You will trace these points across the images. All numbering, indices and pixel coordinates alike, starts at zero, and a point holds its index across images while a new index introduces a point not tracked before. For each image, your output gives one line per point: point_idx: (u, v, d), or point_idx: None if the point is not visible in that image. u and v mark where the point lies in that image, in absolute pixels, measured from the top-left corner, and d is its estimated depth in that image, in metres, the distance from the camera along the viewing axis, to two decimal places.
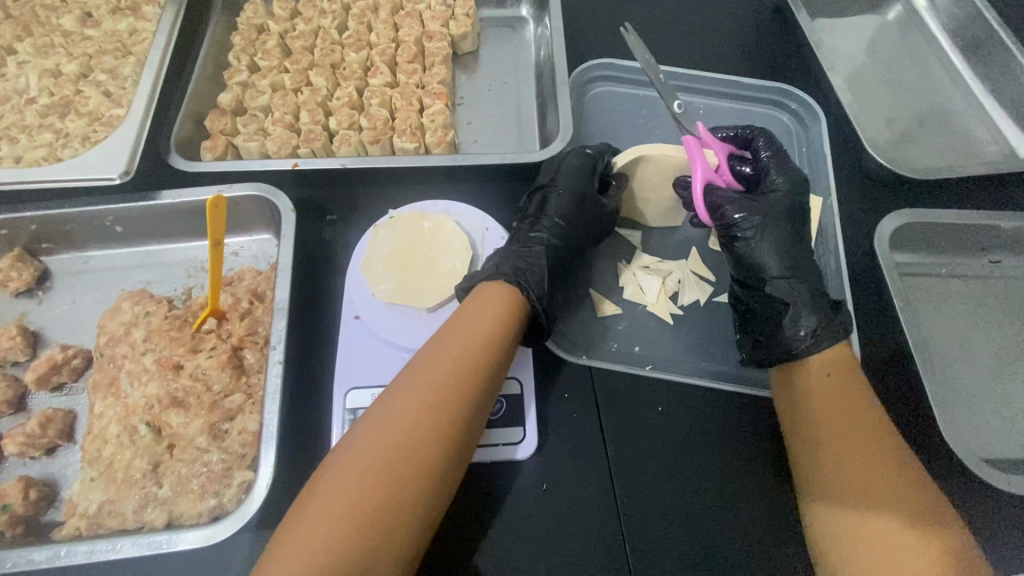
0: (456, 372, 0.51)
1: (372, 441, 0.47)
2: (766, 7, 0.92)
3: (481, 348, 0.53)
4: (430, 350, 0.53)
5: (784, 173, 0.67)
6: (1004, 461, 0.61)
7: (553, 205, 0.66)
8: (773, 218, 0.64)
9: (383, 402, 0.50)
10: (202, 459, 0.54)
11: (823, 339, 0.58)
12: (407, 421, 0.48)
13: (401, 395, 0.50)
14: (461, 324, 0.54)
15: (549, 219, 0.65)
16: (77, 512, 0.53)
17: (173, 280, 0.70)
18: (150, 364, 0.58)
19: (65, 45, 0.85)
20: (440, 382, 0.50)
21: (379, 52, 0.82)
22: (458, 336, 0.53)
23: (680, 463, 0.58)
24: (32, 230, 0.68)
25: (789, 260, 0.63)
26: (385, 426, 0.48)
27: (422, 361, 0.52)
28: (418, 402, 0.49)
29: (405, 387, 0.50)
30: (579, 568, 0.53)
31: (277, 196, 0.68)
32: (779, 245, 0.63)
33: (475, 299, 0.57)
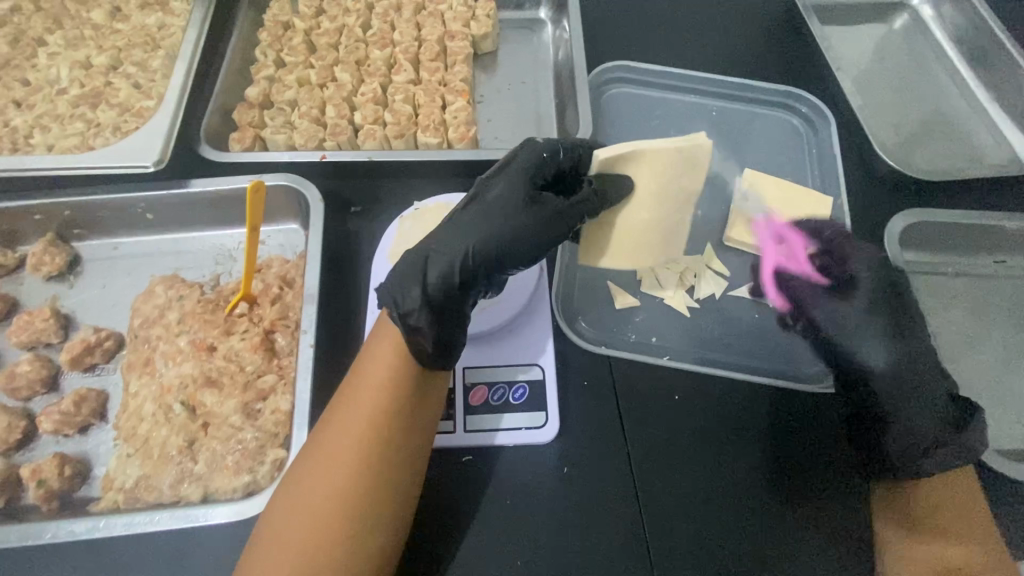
0: (362, 438, 0.49)
1: (294, 516, 0.48)
2: (777, 13, 0.94)
3: (386, 406, 0.50)
4: (338, 411, 0.51)
5: (846, 257, 0.66)
6: (1009, 451, 0.64)
7: (487, 204, 0.55)
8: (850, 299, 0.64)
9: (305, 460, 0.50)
10: (236, 437, 0.56)
11: (922, 429, 0.56)
12: (319, 498, 0.48)
13: (312, 467, 0.49)
14: (366, 383, 0.51)
15: (476, 221, 0.53)
16: (115, 486, 0.55)
17: (202, 267, 0.72)
18: (184, 346, 0.61)
19: (95, 38, 0.87)
20: (346, 452, 0.49)
21: (402, 51, 0.85)
22: (362, 397, 0.51)
23: (691, 456, 0.60)
24: (66, 215, 0.70)
25: (911, 342, 0.61)
26: (299, 503, 0.48)
27: (333, 422, 0.51)
28: (330, 476, 0.48)
29: (316, 459, 0.50)
30: (600, 548, 0.55)
31: (305, 187, 0.70)
32: (873, 330, 0.61)
33: (378, 350, 0.53)
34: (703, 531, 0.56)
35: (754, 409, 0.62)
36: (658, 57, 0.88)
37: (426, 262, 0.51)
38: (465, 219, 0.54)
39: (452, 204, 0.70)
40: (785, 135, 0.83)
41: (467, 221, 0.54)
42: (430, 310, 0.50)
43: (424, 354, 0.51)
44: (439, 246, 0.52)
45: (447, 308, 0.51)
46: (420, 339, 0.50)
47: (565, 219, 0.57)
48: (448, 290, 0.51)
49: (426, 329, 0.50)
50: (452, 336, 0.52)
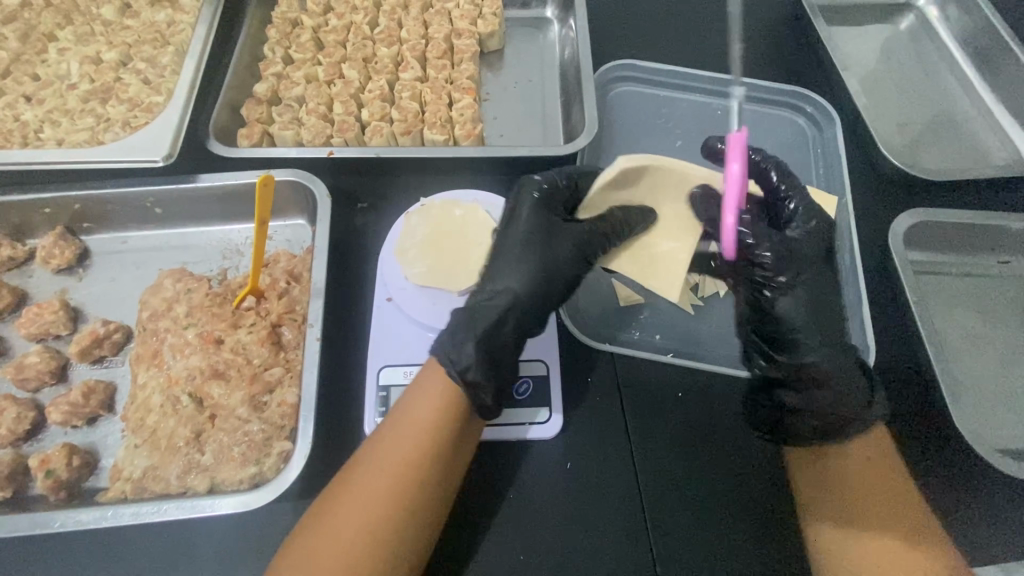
0: (401, 468, 0.50)
1: (329, 545, 0.47)
2: (782, 14, 0.95)
3: (425, 439, 0.51)
4: (372, 446, 0.52)
5: (824, 230, 0.63)
6: (1010, 451, 0.64)
7: (518, 248, 0.58)
8: (795, 257, 0.61)
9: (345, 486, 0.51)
10: (243, 428, 0.56)
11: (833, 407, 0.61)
12: (356, 526, 0.48)
13: (346, 499, 0.49)
14: (400, 420, 0.52)
15: (518, 271, 0.57)
16: (122, 477, 0.55)
17: (209, 261, 0.73)
18: (192, 338, 0.61)
19: (105, 34, 0.88)
20: (385, 485, 0.49)
21: (410, 49, 0.86)
22: (400, 433, 0.52)
23: (716, 470, 0.59)
24: (76, 209, 0.71)
25: (808, 301, 0.62)
26: (335, 532, 0.48)
27: (365, 458, 0.51)
28: (367, 508, 0.49)
29: (351, 490, 0.50)
30: (603, 543, 0.55)
31: (314, 183, 0.70)
32: (816, 297, 0.62)
33: (414, 392, 0.53)
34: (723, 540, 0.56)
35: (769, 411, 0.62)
36: (664, 57, 0.88)
37: (474, 316, 0.54)
38: (507, 270, 0.57)
39: (459, 200, 0.70)
40: (790, 136, 0.83)
41: (507, 273, 0.57)
42: (483, 362, 0.52)
43: (484, 407, 0.53)
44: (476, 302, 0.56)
45: (502, 353, 0.54)
46: (479, 395, 0.52)
47: (589, 238, 0.59)
48: (500, 338, 0.54)
49: (483, 382, 0.52)
50: (510, 377, 0.54)
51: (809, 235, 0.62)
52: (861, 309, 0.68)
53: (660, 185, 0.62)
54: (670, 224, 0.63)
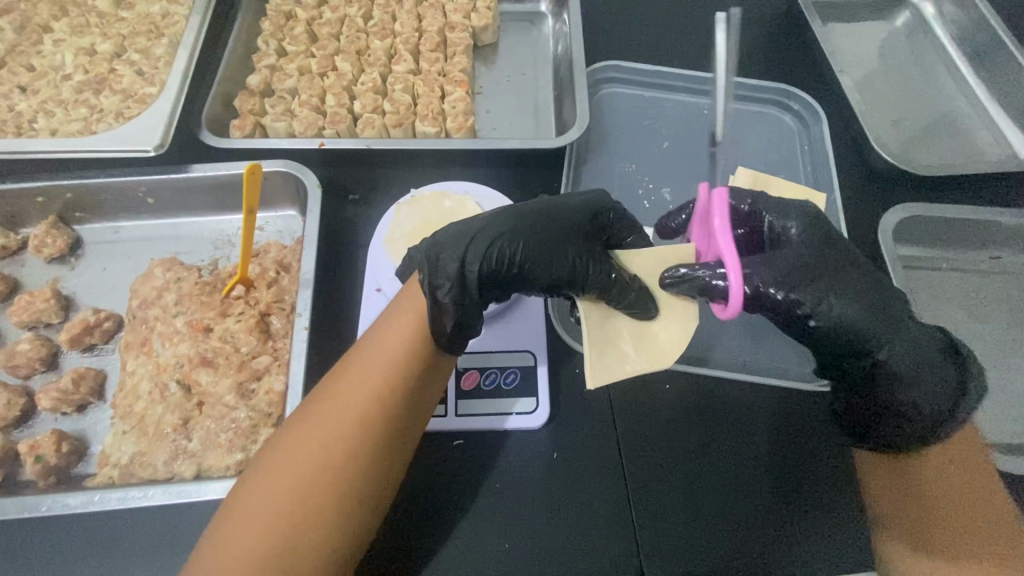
0: (363, 410, 0.50)
1: (267, 497, 0.47)
2: (776, 10, 0.95)
3: (363, 398, 0.50)
4: (316, 397, 0.51)
5: (795, 271, 0.53)
6: (998, 444, 0.64)
7: (546, 219, 0.53)
8: (878, 310, 0.54)
9: (303, 425, 0.50)
10: (230, 416, 0.57)
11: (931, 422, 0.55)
12: (296, 473, 0.48)
13: (309, 430, 0.50)
14: (365, 369, 0.51)
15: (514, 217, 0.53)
16: (110, 462, 0.56)
17: (201, 251, 0.73)
18: (181, 326, 0.62)
19: (100, 26, 0.88)
20: (349, 419, 0.49)
21: (403, 41, 0.86)
22: (361, 380, 0.51)
23: (674, 447, 0.60)
24: (68, 198, 0.71)
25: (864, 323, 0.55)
26: (291, 467, 0.48)
27: (311, 410, 0.51)
28: (326, 443, 0.49)
29: (313, 422, 0.50)
30: (587, 531, 0.55)
31: (304, 173, 0.70)
32: (913, 341, 0.55)
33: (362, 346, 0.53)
34: (688, 521, 0.56)
35: (736, 405, 0.62)
36: (655, 53, 0.89)
37: (473, 243, 0.50)
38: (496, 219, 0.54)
39: (449, 192, 0.70)
40: (776, 133, 0.83)
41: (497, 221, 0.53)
42: (459, 291, 0.50)
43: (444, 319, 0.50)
44: (476, 234, 0.51)
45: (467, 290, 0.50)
46: (442, 319, 0.50)
47: (604, 278, 0.52)
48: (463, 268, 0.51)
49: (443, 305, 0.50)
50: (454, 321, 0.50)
51: (787, 260, 0.54)
52: None
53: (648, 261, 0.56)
54: (646, 333, 0.54)
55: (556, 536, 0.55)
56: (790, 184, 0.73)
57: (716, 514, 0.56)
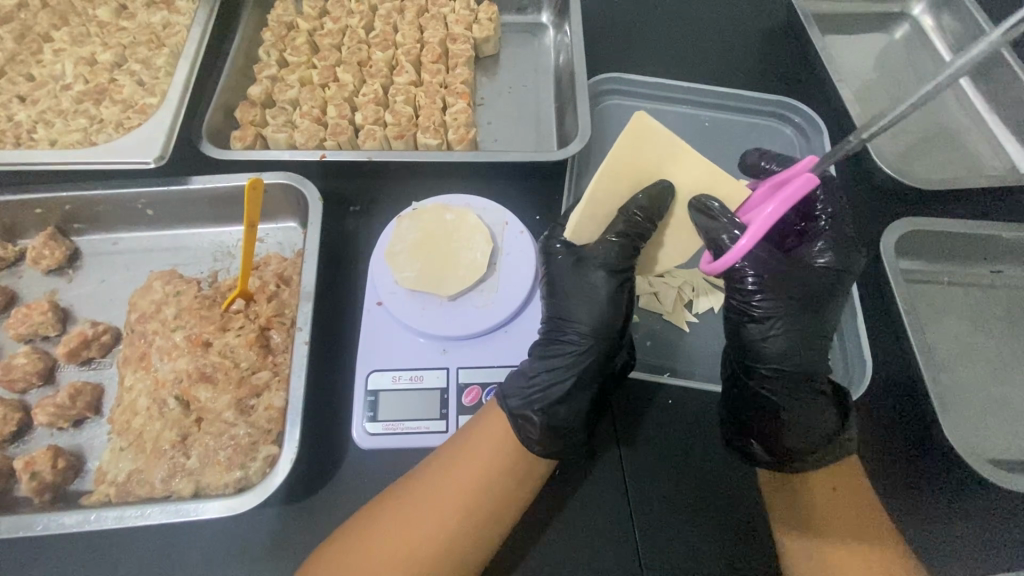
0: (467, 484, 0.51)
1: (358, 548, 0.49)
2: (777, 23, 0.95)
3: (482, 474, 0.52)
4: (428, 468, 0.53)
5: (782, 284, 0.56)
6: (1000, 461, 0.64)
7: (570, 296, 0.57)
8: (800, 342, 0.56)
9: (407, 494, 0.52)
10: (229, 432, 0.56)
11: (815, 425, 0.54)
12: (408, 534, 0.50)
13: (411, 500, 0.51)
14: (469, 450, 0.53)
15: (582, 298, 0.56)
16: (107, 480, 0.55)
17: (200, 263, 0.73)
18: (180, 341, 0.61)
19: (101, 35, 0.88)
20: (450, 491, 0.51)
21: (404, 53, 0.86)
22: (467, 458, 0.52)
23: (680, 467, 0.59)
24: (66, 210, 0.70)
25: (790, 322, 0.56)
26: (391, 531, 0.50)
27: (419, 478, 0.52)
28: (429, 512, 0.50)
29: (415, 493, 0.51)
30: (591, 552, 0.54)
31: (304, 185, 0.69)
32: (802, 338, 0.56)
33: (473, 429, 0.54)
34: (691, 537, 0.55)
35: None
36: (655, 66, 0.89)
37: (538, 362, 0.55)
38: (591, 285, 0.56)
39: (450, 205, 0.68)
40: (778, 146, 0.83)
41: (569, 299, 0.57)
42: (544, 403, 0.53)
43: (534, 445, 0.52)
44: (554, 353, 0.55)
45: (569, 389, 0.54)
46: (528, 428, 0.52)
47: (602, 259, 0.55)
48: (577, 365, 0.54)
49: (530, 420, 0.52)
50: (576, 420, 0.53)
51: (789, 275, 0.56)
52: (857, 321, 0.66)
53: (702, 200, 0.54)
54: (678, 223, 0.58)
55: (557, 552, 0.54)
56: None
57: (719, 530, 0.56)
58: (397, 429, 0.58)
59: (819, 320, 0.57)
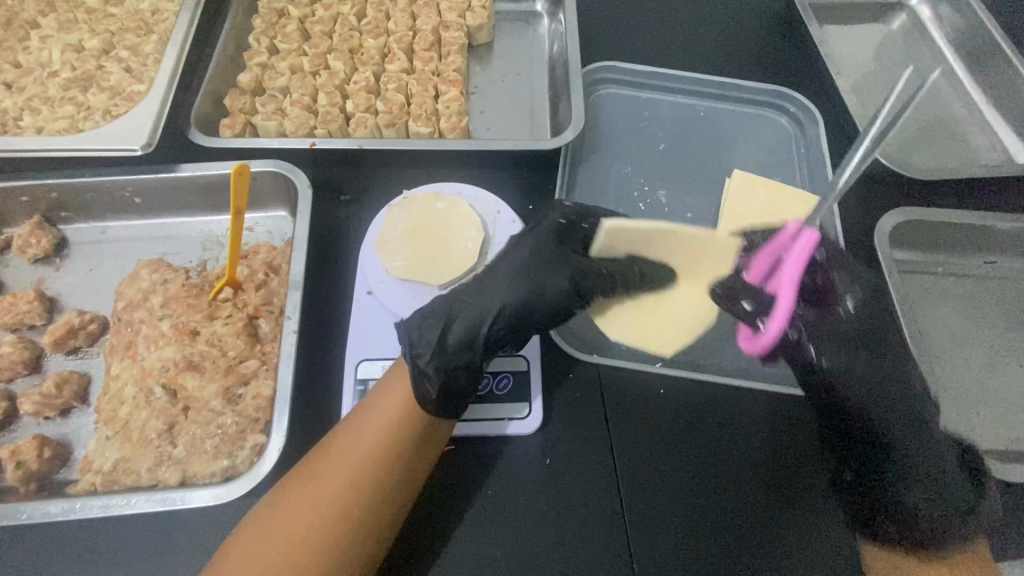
0: (371, 445, 0.51)
1: (280, 522, 0.47)
2: (773, 12, 0.94)
3: (389, 438, 0.51)
4: (337, 435, 0.52)
5: (828, 337, 0.62)
6: (994, 451, 0.64)
7: (513, 266, 0.57)
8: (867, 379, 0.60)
9: (316, 459, 0.51)
10: (216, 421, 0.56)
11: (937, 501, 0.53)
12: (317, 498, 0.48)
13: (319, 465, 0.50)
14: (371, 413, 0.53)
15: (529, 280, 0.56)
16: (93, 469, 0.54)
17: (189, 252, 0.72)
18: (167, 330, 0.61)
19: (88, 22, 0.87)
20: (355, 451, 0.51)
21: (396, 40, 0.85)
22: (370, 421, 0.52)
23: (667, 457, 0.58)
24: (52, 198, 0.69)
25: (857, 371, 0.60)
26: (302, 496, 0.48)
27: (330, 448, 0.51)
28: (334, 472, 0.50)
29: (324, 457, 0.51)
30: (577, 543, 0.54)
31: (294, 173, 0.69)
32: (868, 386, 0.60)
33: (377, 401, 0.54)
34: (679, 521, 0.55)
35: (728, 409, 0.61)
36: (651, 55, 0.88)
37: (438, 316, 0.54)
38: (551, 274, 0.56)
39: (441, 194, 0.68)
40: (773, 136, 0.82)
41: (503, 269, 0.57)
42: (438, 357, 0.52)
43: (426, 402, 0.52)
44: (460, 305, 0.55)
45: (469, 351, 0.53)
46: (424, 384, 0.52)
47: (581, 266, 0.58)
48: (489, 328, 0.54)
49: (433, 372, 0.52)
50: (472, 386, 0.53)
51: (829, 333, 0.63)
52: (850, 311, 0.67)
53: (662, 248, 0.57)
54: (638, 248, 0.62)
55: (543, 536, 0.54)
56: (782, 185, 0.72)
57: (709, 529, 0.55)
58: None
59: (870, 358, 0.62)
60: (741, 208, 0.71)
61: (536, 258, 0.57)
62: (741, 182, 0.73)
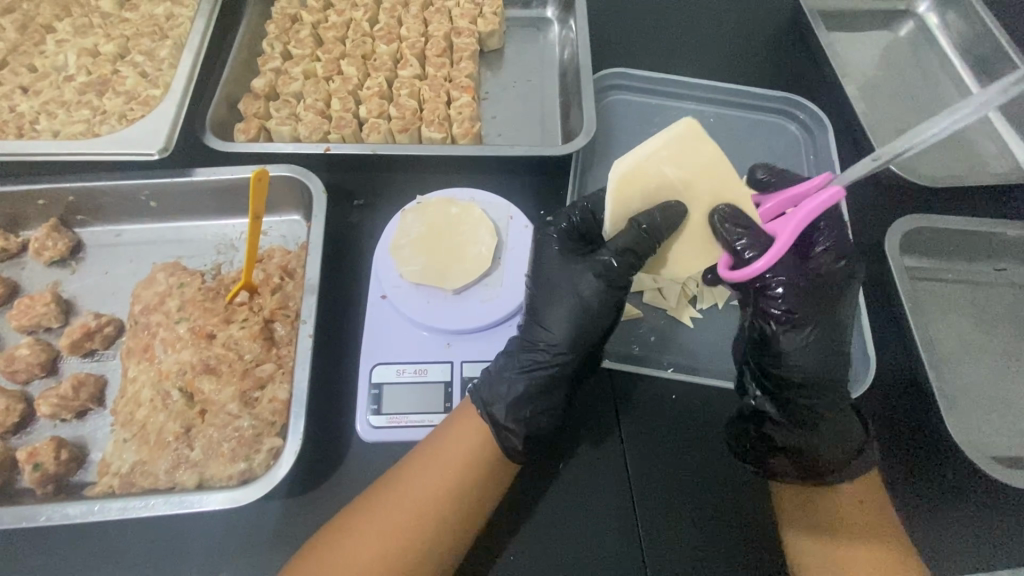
0: (443, 482, 0.51)
1: (342, 548, 0.49)
2: (782, 18, 0.95)
3: (463, 477, 0.51)
4: (404, 468, 0.53)
5: (808, 296, 0.54)
6: (1005, 458, 0.64)
7: (563, 300, 0.56)
8: (827, 360, 0.54)
9: (384, 490, 0.52)
10: (233, 424, 0.56)
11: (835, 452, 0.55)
12: (389, 532, 0.49)
13: (385, 497, 0.51)
14: (440, 449, 0.53)
15: (574, 310, 0.56)
16: (111, 471, 0.55)
17: (203, 256, 0.72)
18: (184, 333, 0.61)
19: (104, 26, 0.87)
20: (426, 487, 0.51)
21: (409, 46, 0.85)
22: (437, 458, 0.52)
23: (682, 463, 0.58)
24: (69, 201, 0.70)
25: (810, 335, 0.54)
26: (370, 526, 0.50)
27: (395, 480, 0.52)
28: (402, 507, 0.50)
29: (390, 489, 0.51)
30: (595, 549, 0.54)
31: (309, 178, 0.69)
32: (827, 348, 0.54)
33: (443, 437, 0.53)
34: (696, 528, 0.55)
35: None
36: (661, 62, 0.89)
37: (510, 366, 0.55)
38: (587, 294, 0.56)
39: (454, 199, 0.68)
40: (783, 143, 0.82)
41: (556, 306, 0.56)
42: (510, 411, 0.53)
43: (512, 450, 0.52)
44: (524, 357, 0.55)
45: (545, 397, 0.54)
46: (508, 440, 0.52)
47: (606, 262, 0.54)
48: (557, 373, 0.55)
49: (513, 427, 0.52)
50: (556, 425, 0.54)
51: (817, 290, 0.54)
52: (862, 318, 0.66)
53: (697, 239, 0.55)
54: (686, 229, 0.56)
55: (560, 542, 0.55)
56: None
57: (720, 527, 0.55)
58: (401, 422, 0.58)
59: (830, 317, 0.55)
60: None
61: (580, 284, 0.56)
62: None
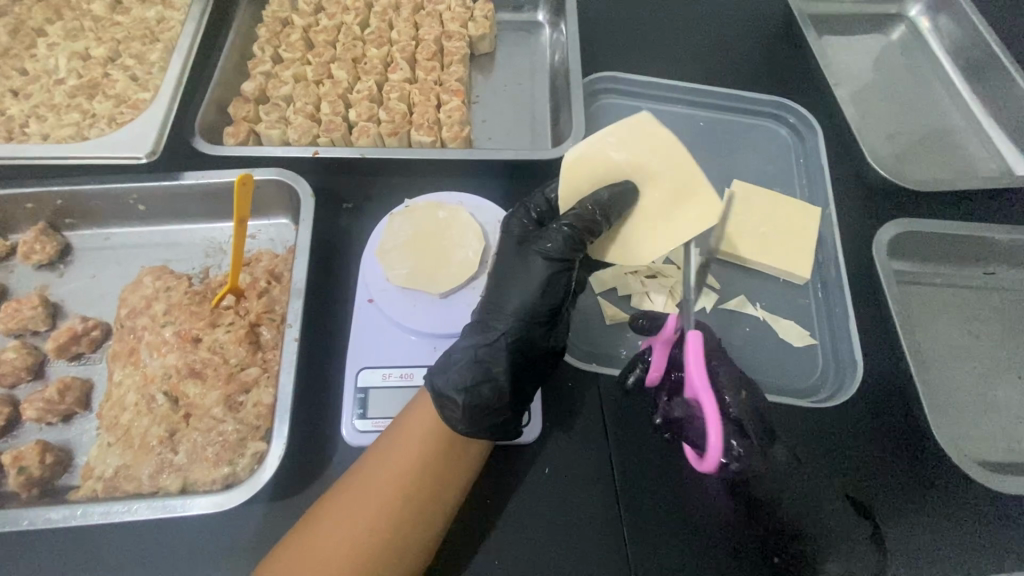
0: (403, 476, 0.50)
1: (310, 551, 0.47)
2: (773, 22, 0.95)
3: (423, 470, 0.51)
4: (365, 465, 0.52)
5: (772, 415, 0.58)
6: (994, 463, 0.64)
7: (513, 272, 0.55)
8: (824, 474, 0.59)
9: (346, 490, 0.51)
10: (217, 428, 0.56)
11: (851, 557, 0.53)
12: (349, 531, 0.48)
13: (348, 495, 0.50)
14: (400, 442, 0.52)
15: (522, 285, 0.54)
16: (94, 475, 0.55)
17: (192, 259, 0.72)
18: (170, 337, 0.61)
19: (95, 30, 0.88)
20: (384, 483, 0.50)
21: (399, 50, 0.85)
22: (397, 452, 0.51)
23: (664, 466, 0.58)
24: (57, 205, 0.70)
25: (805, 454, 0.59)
26: (333, 527, 0.49)
27: (356, 479, 0.51)
28: (364, 503, 0.49)
29: (351, 488, 0.50)
30: (575, 551, 0.54)
31: (298, 182, 0.69)
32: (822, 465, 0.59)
33: (403, 430, 0.52)
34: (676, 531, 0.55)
35: None
36: (652, 65, 0.89)
37: (463, 340, 0.54)
38: (534, 268, 0.54)
39: (442, 203, 0.68)
40: (773, 146, 0.83)
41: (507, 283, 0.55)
42: (464, 384, 0.51)
43: (455, 423, 0.51)
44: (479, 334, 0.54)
45: (494, 369, 0.52)
46: (447, 407, 0.51)
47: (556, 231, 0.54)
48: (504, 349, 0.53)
49: (456, 399, 0.51)
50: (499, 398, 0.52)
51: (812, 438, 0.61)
52: (850, 324, 0.67)
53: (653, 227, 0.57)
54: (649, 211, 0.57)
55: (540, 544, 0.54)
56: (782, 197, 0.73)
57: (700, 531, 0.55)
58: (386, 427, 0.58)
59: (828, 444, 0.60)
60: (740, 219, 0.72)
61: (531, 257, 0.55)
62: (740, 194, 0.73)
